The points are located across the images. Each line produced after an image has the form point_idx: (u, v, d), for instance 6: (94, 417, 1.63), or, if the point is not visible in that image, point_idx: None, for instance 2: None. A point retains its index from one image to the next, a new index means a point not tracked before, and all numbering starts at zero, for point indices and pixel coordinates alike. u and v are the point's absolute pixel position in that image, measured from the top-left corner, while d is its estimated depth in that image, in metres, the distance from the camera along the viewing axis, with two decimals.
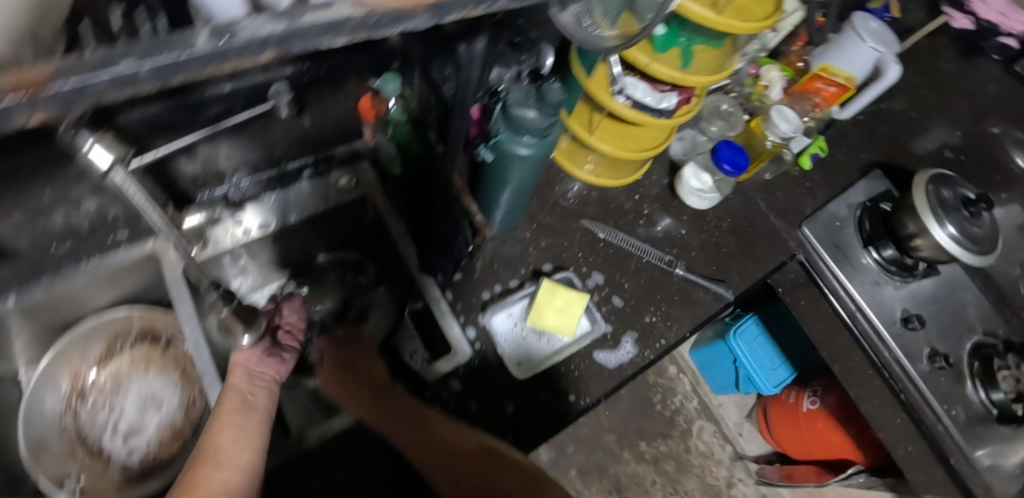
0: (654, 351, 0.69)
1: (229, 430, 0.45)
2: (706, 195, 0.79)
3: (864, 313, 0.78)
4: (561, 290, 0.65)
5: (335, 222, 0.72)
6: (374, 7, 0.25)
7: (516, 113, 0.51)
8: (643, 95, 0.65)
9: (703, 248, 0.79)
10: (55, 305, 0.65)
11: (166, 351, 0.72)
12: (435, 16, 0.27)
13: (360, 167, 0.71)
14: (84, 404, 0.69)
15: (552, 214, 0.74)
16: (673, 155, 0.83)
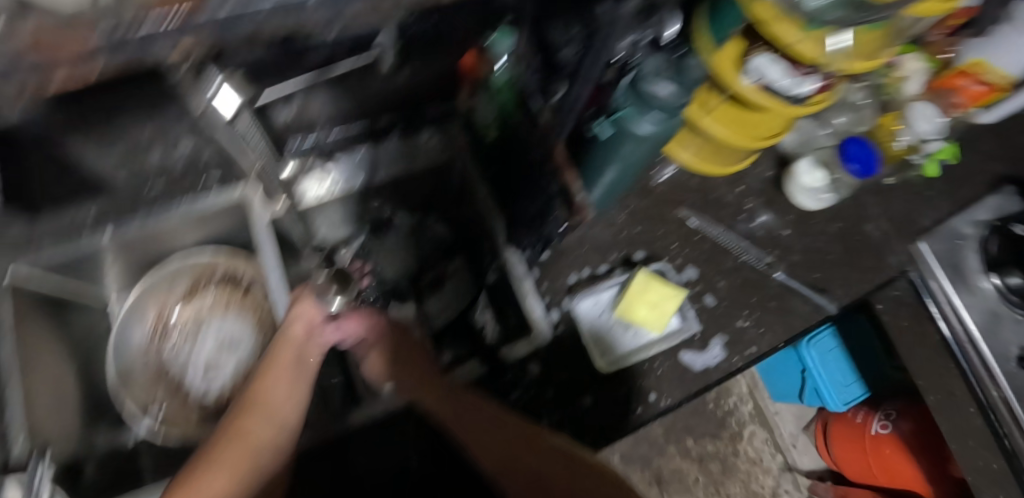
0: (743, 359, 0.64)
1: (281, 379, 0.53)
2: (819, 195, 0.72)
3: (975, 346, 0.69)
4: (657, 282, 0.61)
5: (423, 182, 0.69)
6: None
7: (648, 88, 0.46)
8: (779, 77, 0.57)
9: (806, 253, 0.72)
10: (146, 242, 0.65)
11: (245, 294, 0.71)
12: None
13: (450, 129, 0.67)
14: (166, 341, 0.69)
15: (649, 198, 0.69)
16: (784, 147, 0.75)
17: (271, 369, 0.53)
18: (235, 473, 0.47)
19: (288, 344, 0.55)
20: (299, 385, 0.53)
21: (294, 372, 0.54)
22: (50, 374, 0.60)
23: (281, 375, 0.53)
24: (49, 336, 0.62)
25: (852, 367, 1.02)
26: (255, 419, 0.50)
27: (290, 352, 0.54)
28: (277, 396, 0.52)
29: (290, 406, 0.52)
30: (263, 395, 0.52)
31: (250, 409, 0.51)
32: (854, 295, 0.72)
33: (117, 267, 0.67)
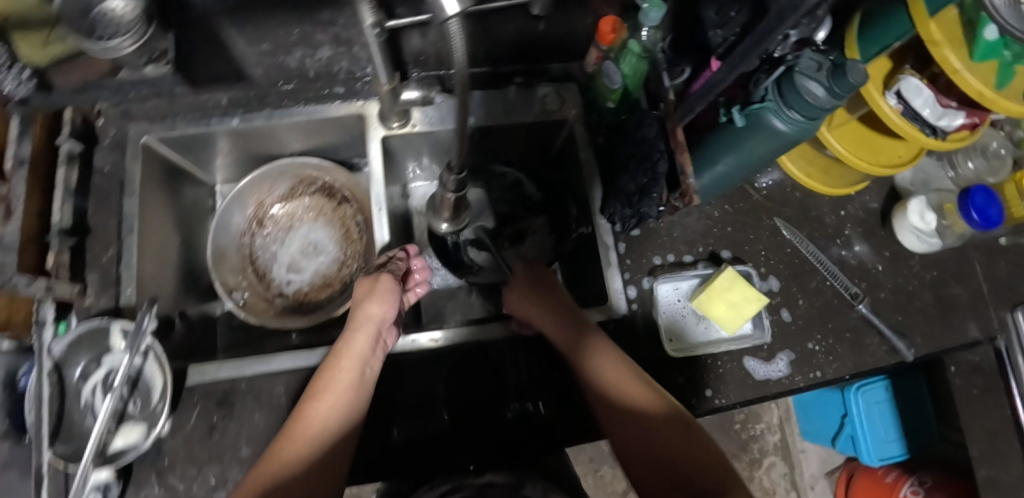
0: (806, 381, 0.63)
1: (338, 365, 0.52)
2: (927, 238, 0.68)
3: None
4: (742, 284, 0.60)
5: (529, 137, 0.70)
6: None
7: (799, 84, 0.44)
8: (924, 104, 0.55)
9: (894, 292, 0.70)
10: (261, 135, 0.68)
11: (338, 207, 0.74)
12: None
13: (568, 88, 0.67)
14: (261, 231, 0.74)
15: (746, 201, 0.68)
16: (899, 181, 0.72)
17: (327, 389, 0.49)
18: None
19: (351, 357, 0.51)
20: (355, 405, 0.49)
21: (354, 389, 0.50)
22: (160, 235, 0.65)
23: (335, 393, 0.49)
24: (165, 201, 0.67)
25: (899, 424, 0.99)
26: (297, 444, 0.46)
27: (352, 368, 0.50)
28: (326, 415, 0.47)
29: (341, 430, 0.48)
30: (308, 416, 0.47)
31: (292, 436, 0.46)
32: (935, 347, 0.69)
33: (232, 154, 0.71)
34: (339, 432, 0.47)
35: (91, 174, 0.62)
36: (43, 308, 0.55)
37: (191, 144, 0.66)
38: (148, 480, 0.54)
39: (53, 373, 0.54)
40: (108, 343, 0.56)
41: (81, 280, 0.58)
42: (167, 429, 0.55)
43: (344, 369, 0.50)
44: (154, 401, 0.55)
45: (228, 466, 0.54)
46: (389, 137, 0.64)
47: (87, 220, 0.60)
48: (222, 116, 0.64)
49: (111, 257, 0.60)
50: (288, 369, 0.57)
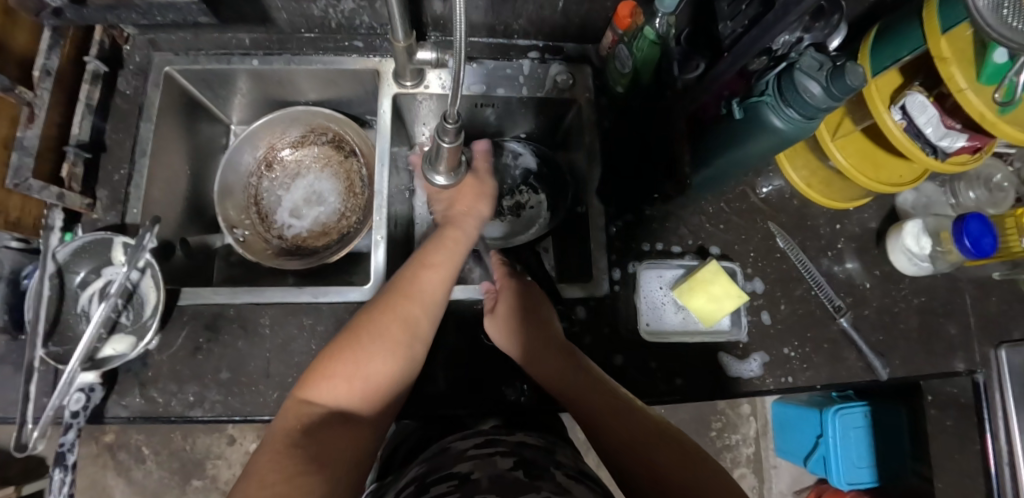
0: (776, 384, 0.64)
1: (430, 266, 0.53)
2: (918, 261, 0.69)
3: None
4: (724, 278, 0.61)
5: (538, 114, 0.72)
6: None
7: (798, 83, 0.45)
8: (927, 122, 0.55)
9: (879, 312, 0.70)
10: (279, 79, 0.70)
11: (346, 160, 0.77)
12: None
13: (582, 70, 0.68)
14: (269, 174, 0.76)
15: (743, 203, 0.69)
16: (900, 202, 0.72)
17: (414, 289, 0.50)
18: (394, 346, 0.46)
19: (455, 233, 0.57)
20: (451, 276, 0.54)
21: (454, 263, 0.55)
22: (172, 163, 0.67)
23: (441, 262, 0.54)
24: (180, 132, 0.69)
25: (872, 451, 0.99)
26: (410, 302, 0.49)
27: (453, 240, 0.57)
28: (432, 283, 0.52)
29: (441, 301, 0.52)
30: (418, 280, 0.51)
31: (409, 295, 0.50)
32: (911, 371, 0.69)
33: (250, 96, 0.74)
34: (441, 301, 0.52)
35: (113, 95, 0.64)
36: (52, 214, 0.57)
37: (210, 79, 0.68)
38: (131, 389, 0.56)
39: (55, 277, 0.57)
40: (109, 255, 0.59)
41: (91, 195, 0.61)
42: (154, 345, 0.57)
43: (453, 234, 0.57)
44: (146, 316, 0.57)
45: (207, 386, 0.57)
46: (400, 95, 0.66)
47: (104, 139, 0.63)
48: (243, 56, 0.66)
49: (122, 176, 0.62)
50: (276, 304, 0.60)
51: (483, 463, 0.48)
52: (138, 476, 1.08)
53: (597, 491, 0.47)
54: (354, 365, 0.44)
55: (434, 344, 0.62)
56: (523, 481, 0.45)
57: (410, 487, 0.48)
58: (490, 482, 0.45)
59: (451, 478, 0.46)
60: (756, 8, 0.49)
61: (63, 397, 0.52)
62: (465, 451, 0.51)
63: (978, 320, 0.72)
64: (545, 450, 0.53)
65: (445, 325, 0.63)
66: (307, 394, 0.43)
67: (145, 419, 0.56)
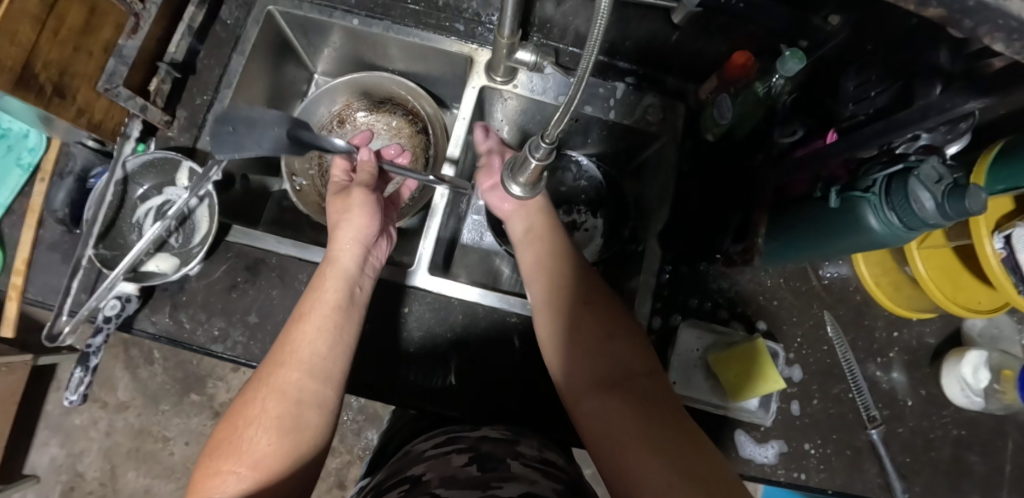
0: (787, 478, 0.61)
1: (320, 317, 0.49)
2: (972, 394, 0.64)
3: None
4: (765, 359, 0.58)
5: (617, 138, 0.69)
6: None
7: (911, 191, 0.42)
8: None
9: (912, 432, 0.66)
10: (373, 43, 0.69)
11: (415, 135, 0.76)
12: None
13: (675, 110, 0.65)
14: (338, 130, 0.76)
15: (804, 284, 0.66)
16: (967, 326, 0.68)
17: (291, 347, 0.47)
18: (275, 420, 0.43)
19: (336, 282, 0.53)
20: (345, 323, 0.51)
21: (340, 314, 0.51)
22: (252, 99, 0.68)
23: (322, 320, 0.49)
24: (267, 71, 0.69)
25: None
26: (288, 370, 0.45)
27: (336, 291, 0.52)
28: (319, 347, 0.48)
29: (330, 363, 0.48)
30: (295, 344, 0.47)
31: (281, 361, 0.46)
32: None
33: (340, 50, 0.73)
34: (327, 358, 0.48)
35: (214, 21, 0.65)
36: (132, 123, 0.60)
37: (307, 27, 0.68)
38: (163, 308, 0.58)
39: (120, 184, 0.58)
40: (174, 176, 0.60)
41: (171, 113, 0.62)
42: (194, 272, 0.58)
43: (329, 291, 0.52)
44: (193, 244, 0.59)
45: (234, 325, 0.58)
46: (487, 89, 0.65)
47: (196, 61, 0.63)
48: (345, 13, 0.66)
49: (204, 102, 0.63)
50: (317, 264, 0.60)
51: (438, 463, 0.46)
52: (143, 375, 1.12)
53: (561, 480, 0.45)
54: (237, 453, 0.41)
55: (460, 342, 0.61)
56: (474, 477, 0.43)
57: (368, 495, 0.46)
58: (439, 480, 0.43)
59: (405, 481, 0.44)
60: (886, 98, 0.46)
61: (100, 300, 0.54)
62: (423, 451, 0.49)
63: (1016, 470, 0.67)
64: (508, 442, 0.50)
65: (474, 325, 0.62)
66: (204, 495, 0.39)
67: (169, 341, 0.57)
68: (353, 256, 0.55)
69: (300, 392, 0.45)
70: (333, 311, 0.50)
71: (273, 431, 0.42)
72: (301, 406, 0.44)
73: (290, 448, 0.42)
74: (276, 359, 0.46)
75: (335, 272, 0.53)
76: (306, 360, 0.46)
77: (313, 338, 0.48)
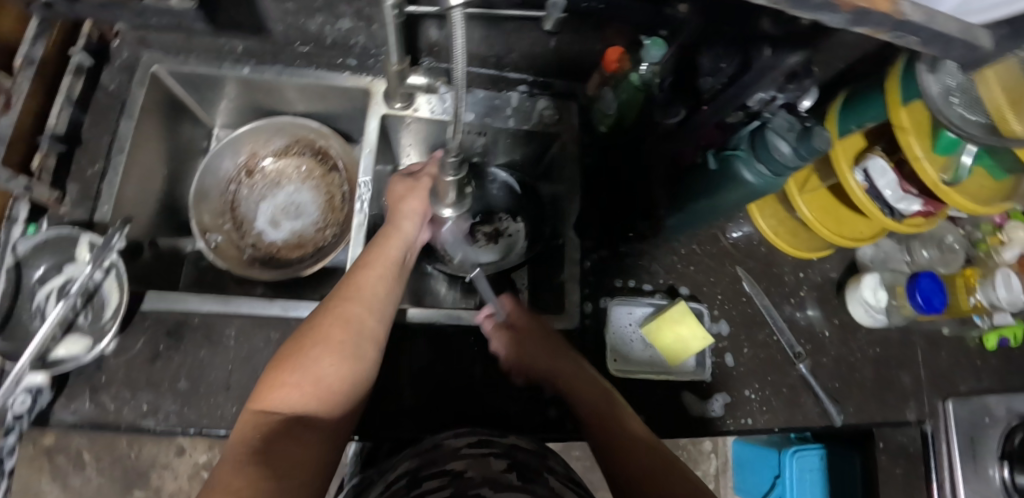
0: (736, 426, 0.65)
1: (379, 267, 0.53)
2: (875, 313, 0.72)
3: None
4: (691, 319, 0.62)
5: (522, 143, 0.73)
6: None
7: (770, 142, 0.48)
8: (886, 186, 0.59)
9: (835, 360, 0.73)
10: (270, 90, 0.70)
11: (327, 173, 0.77)
12: (849, 23, 0.26)
13: (568, 108, 0.70)
14: (248, 181, 0.76)
15: (714, 246, 0.72)
16: (860, 255, 0.76)
17: (353, 291, 0.50)
18: (343, 352, 0.46)
19: (395, 241, 0.55)
20: (397, 283, 0.53)
21: (393, 271, 0.53)
22: (150, 162, 0.66)
23: (380, 270, 0.52)
24: (163, 133, 0.68)
25: None
26: (356, 305, 0.49)
27: (392, 251, 0.55)
28: (379, 288, 0.51)
29: (386, 303, 0.51)
30: (360, 284, 0.51)
31: (348, 296, 0.49)
32: (864, 420, 0.72)
33: (238, 103, 0.74)
34: (384, 304, 0.51)
35: (95, 90, 0.63)
36: (17, 205, 0.56)
37: (198, 83, 0.68)
38: (81, 394, 0.54)
39: (12, 271, 0.55)
40: (74, 252, 0.57)
41: (61, 189, 0.59)
42: (110, 348, 0.56)
43: (388, 247, 0.55)
44: (105, 319, 0.56)
45: (163, 396, 0.55)
46: (388, 116, 0.67)
47: (81, 132, 0.61)
48: (234, 63, 0.66)
49: (96, 172, 0.61)
50: (243, 314, 0.59)
51: (478, 463, 0.45)
52: (75, 483, 1.02)
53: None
54: (300, 370, 0.44)
55: (405, 363, 0.61)
56: (516, 485, 0.42)
57: (400, 482, 0.45)
58: (484, 484, 0.43)
59: (444, 474, 0.45)
60: (734, 67, 0.52)
61: (7, 396, 0.50)
62: (459, 448, 0.47)
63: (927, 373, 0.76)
64: (539, 454, 0.49)
65: (416, 344, 0.62)
66: (262, 405, 0.42)
67: (93, 427, 0.54)
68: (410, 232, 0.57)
69: (361, 328, 0.48)
70: (388, 262, 0.53)
71: (341, 357, 0.45)
72: (365, 339, 0.47)
73: (353, 375, 0.45)
74: (345, 292, 0.50)
75: (393, 235, 0.56)
76: (371, 302, 0.50)
77: (375, 280, 0.51)
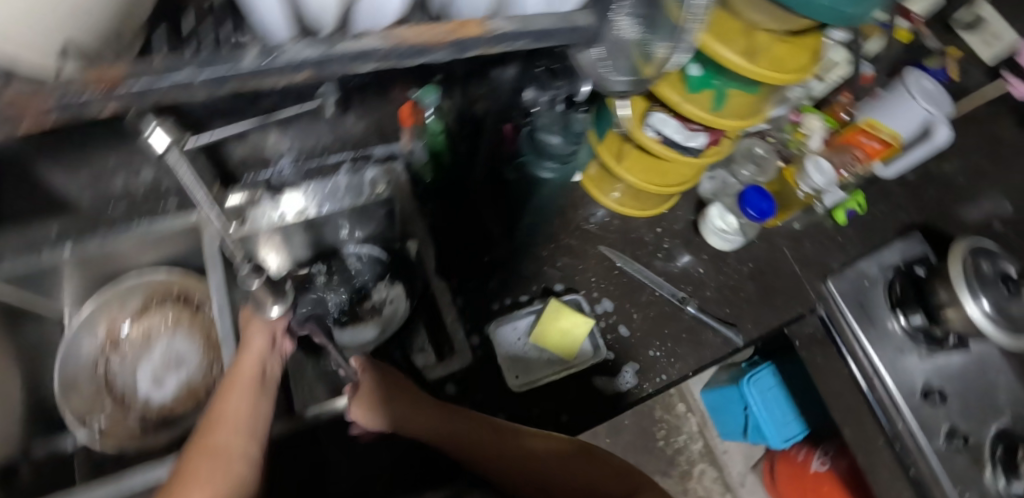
0: (653, 386, 0.68)
1: (237, 394, 0.51)
2: (729, 236, 0.80)
3: (881, 379, 0.76)
4: (566, 311, 0.68)
5: (367, 217, 0.74)
6: (402, 41, 0.27)
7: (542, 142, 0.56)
8: (674, 131, 0.66)
9: (719, 289, 0.79)
10: (105, 258, 0.70)
11: (196, 313, 0.76)
12: (457, 53, 0.29)
13: (393, 169, 0.71)
14: (116, 353, 0.74)
15: (573, 237, 0.77)
16: (702, 192, 0.84)
17: (216, 424, 0.49)
18: (223, 479, 0.45)
19: (251, 358, 0.54)
20: (261, 400, 0.52)
21: (254, 388, 0.52)
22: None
23: (240, 393, 0.51)
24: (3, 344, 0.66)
25: (793, 404, 1.07)
26: (217, 436, 0.48)
27: (251, 369, 0.53)
28: (239, 412, 0.50)
29: (254, 422, 0.50)
30: (223, 412, 0.50)
31: (212, 430, 0.49)
32: (764, 329, 0.78)
33: (81, 284, 0.73)
34: (253, 424, 0.50)
35: None
36: None
37: (26, 282, 0.67)
38: None
39: None
40: None
41: None
42: None
43: (243, 366, 0.53)
44: None
45: None
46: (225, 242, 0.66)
47: None
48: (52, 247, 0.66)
49: None
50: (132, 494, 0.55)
51: None
52: None
53: None
54: None
55: None
56: None
57: None
58: None
59: None
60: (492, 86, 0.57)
61: None
62: None
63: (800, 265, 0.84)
64: None
65: None
66: None
67: None
68: (264, 343, 0.56)
69: (230, 458, 0.47)
70: (247, 386, 0.52)
71: (218, 486, 0.45)
72: (235, 462, 0.47)
73: None
74: (207, 431, 0.49)
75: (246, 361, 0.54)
76: (234, 426, 0.49)
77: (237, 406, 0.50)
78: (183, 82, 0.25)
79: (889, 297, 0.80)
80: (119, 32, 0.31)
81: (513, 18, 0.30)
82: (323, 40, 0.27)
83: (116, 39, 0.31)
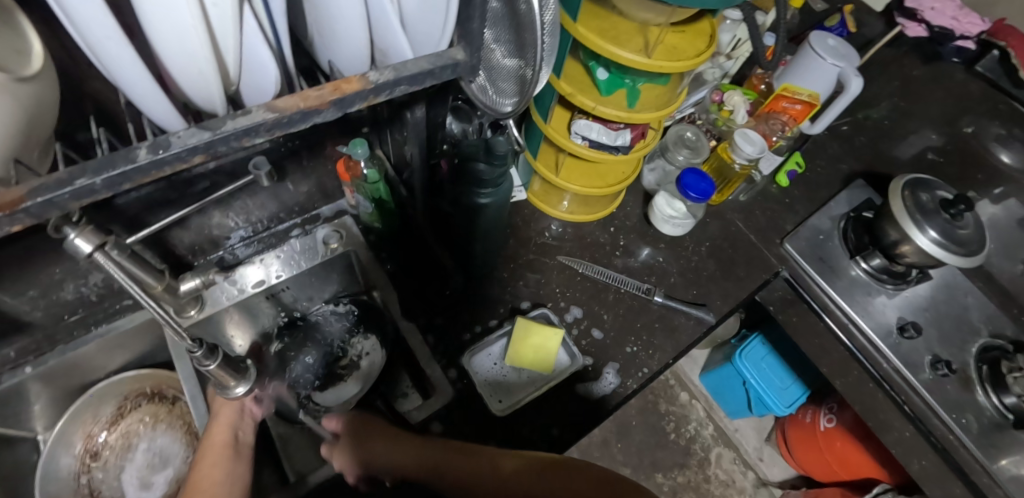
0: (636, 381, 0.70)
1: (214, 464, 0.61)
2: (679, 221, 0.82)
3: (857, 325, 0.77)
4: (535, 326, 0.69)
5: (326, 275, 0.74)
6: (286, 109, 0.29)
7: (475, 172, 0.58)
8: (599, 135, 0.69)
9: (682, 274, 0.81)
10: (73, 368, 0.69)
11: (174, 406, 0.77)
12: (340, 108, 0.31)
13: (345, 223, 0.73)
14: (97, 463, 0.74)
15: (531, 254, 0.79)
16: (646, 185, 0.88)
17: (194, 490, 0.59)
18: None
19: (221, 427, 0.63)
20: (235, 464, 0.62)
21: (228, 455, 0.62)
22: None
23: (217, 460, 0.61)
24: None
25: (789, 368, 1.06)
26: None
27: (223, 436, 0.63)
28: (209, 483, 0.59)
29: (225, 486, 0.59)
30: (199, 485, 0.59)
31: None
32: (733, 302, 0.80)
33: (51, 400, 0.70)
34: None
35: None
36: None
37: None
38: None
39: None
40: None
41: None
42: None
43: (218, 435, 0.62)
44: None
45: None
46: (190, 327, 0.66)
47: None
48: (13, 368, 0.64)
49: None
50: None
51: None
52: None
53: None
54: None
55: None
56: None
57: None
58: None
59: None
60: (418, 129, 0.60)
61: None
62: None
63: (754, 233, 0.87)
64: None
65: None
66: None
67: None
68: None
69: None
70: (220, 451, 0.62)
71: None
72: None
73: None
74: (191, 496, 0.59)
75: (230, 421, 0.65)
76: None
77: (214, 470, 0.60)
78: (82, 188, 0.26)
79: (846, 245, 0.82)
80: (30, 155, 0.32)
81: (388, 66, 0.31)
82: (209, 123, 0.28)
83: (26, 161, 0.32)
